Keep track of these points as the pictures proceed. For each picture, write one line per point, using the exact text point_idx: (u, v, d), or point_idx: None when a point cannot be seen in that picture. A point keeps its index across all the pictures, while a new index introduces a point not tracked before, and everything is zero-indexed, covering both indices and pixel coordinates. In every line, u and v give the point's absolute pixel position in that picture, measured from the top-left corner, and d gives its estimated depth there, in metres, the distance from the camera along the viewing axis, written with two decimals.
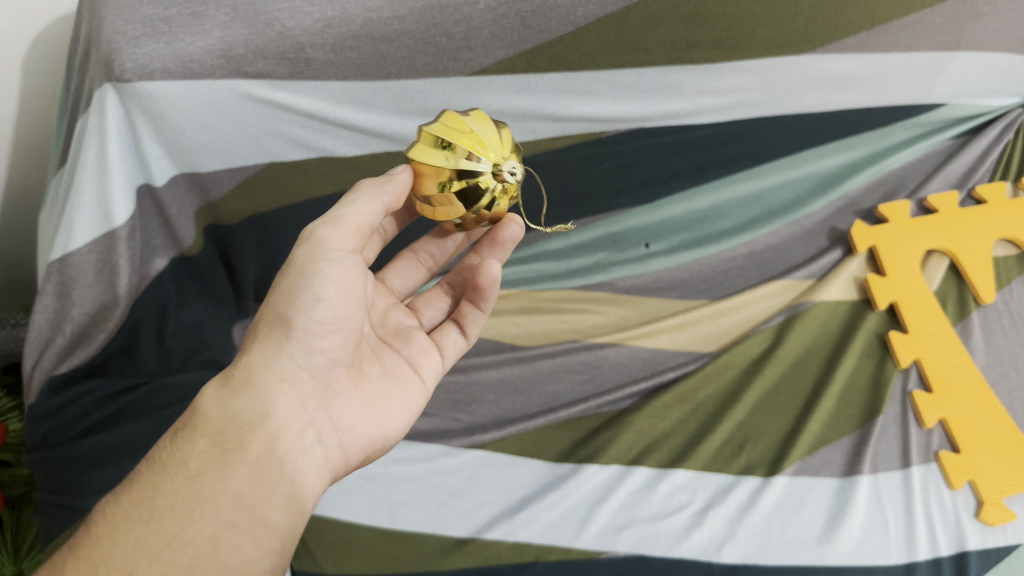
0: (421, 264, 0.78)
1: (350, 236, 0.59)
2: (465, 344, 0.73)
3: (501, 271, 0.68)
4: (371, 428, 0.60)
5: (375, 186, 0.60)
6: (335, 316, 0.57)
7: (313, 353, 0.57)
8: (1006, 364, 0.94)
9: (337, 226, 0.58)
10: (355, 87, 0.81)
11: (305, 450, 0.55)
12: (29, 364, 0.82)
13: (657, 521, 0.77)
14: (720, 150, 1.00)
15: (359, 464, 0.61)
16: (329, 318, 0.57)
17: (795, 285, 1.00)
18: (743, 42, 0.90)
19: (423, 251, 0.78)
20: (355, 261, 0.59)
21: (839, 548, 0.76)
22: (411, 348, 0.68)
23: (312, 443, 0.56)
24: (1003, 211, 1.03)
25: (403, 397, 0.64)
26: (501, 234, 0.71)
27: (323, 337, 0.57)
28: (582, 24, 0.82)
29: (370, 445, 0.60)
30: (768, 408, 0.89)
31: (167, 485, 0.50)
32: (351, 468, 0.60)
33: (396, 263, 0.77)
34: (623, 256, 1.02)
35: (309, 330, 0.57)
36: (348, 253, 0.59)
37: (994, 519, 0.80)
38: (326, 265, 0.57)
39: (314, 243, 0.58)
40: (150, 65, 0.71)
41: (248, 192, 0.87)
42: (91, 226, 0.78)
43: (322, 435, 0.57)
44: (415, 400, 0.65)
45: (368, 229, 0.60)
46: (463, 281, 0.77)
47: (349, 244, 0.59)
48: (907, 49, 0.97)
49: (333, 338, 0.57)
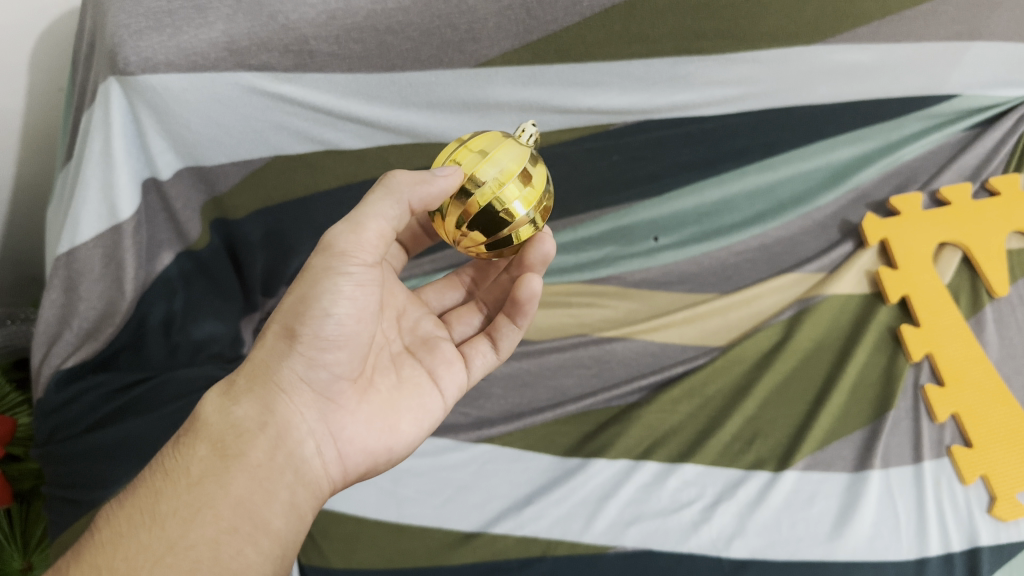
0: (460, 284, 0.78)
1: (370, 245, 0.55)
2: (494, 359, 0.71)
3: (542, 286, 0.67)
4: (374, 442, 0.59)
5: (407, 186, 0.54)
6: (343, 332, 0.55)
7: (317, 366, 0.56)
8: (1020, 359, 0.93)
9: (356, 234, 0.54)
10: (360, 80, 0.80)
11: (305, 461, 0.55)
12: (38, 358, 0.82)
13: (665, 517, 0.77)
14: (729, 143, 0.98)
15: (362, 476, 0.60)
16: (337, 334, 0.55)
17: (806, 278, 0.99)
18: (752, 32, 0.88)
19: (464, 271, 0.79)
20: (371, 274, 0.56)
21: (849, 543, 0.75)
22: (435, 358, 0.67)
23: (310, 454, 0.55)
24: (1017, 204, 1.02)
25: (413, 410, 0.62)
26: (530, 255, 0.69)
27: (328, 351, 0.55)
28: (589, 15, 0.81)
29: (372, 459, 0.59)
30: (779, 402, 0.88)
31: (169, 490, 0.50)
32: (351, 480, 0.59)
33: (435, 282, 0.78)
34: (632, 250, 1.02)
35: (314, 343, 0.55)
36: (366, 266, 0.55)
37: (1007, 514, 0.79)
38: (338, 277, 0.54)
39: (331, 250, 0.55)
40: (153, 58, 0.70)
41: (254, 186, 0.86)
42: (97, 221, 0.78)
43: (322, 447, 0.56)
44: (428, 414, 0.63)
45: (389, 234, 0.56)
46: (498, 300, 0.75)
47: (368, 253, 0.55)
48: (920, 39, 0.96)
49: (339, 352, 0.56)
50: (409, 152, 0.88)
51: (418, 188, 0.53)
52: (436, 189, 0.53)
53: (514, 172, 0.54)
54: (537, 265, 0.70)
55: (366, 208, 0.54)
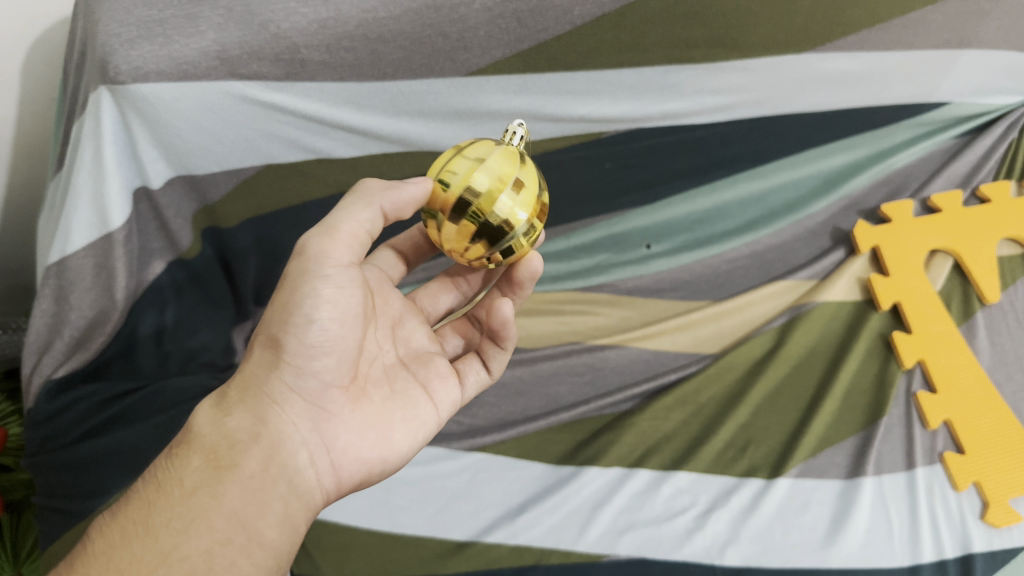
0: (455, 288, 0.77)
1: (344, 247, 0.56)
2: (487, 377, 0.71)
3: (514, 310, 0.63)
4: (368, 451, 0.58)
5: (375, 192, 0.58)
6: (327, 336, 0.55)
7: (305, 374, 0.56)
8: (1011, 365, 0.93)
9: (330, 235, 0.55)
10: (351, 89, 0.80)
11: (298, 472, 0.54)
12: (28, 368, 0.81)
13: (659, 524, 0.77)
14: (721, 151, 0.99)
15: (358, 486, 0.59)
16: (321, 340, 0.55)
17: (798, 285, 0.99)
18: (743, 40, 0.89)
19: (460, 274, 0.77)
20: (349, 274, 0.56)
21: (843, 551, 0.75)
22: (429, 372, 0.66)
23: (303, 465, 0.55)
24: (1007, 211, 1.02)
25: (407, 418, 0.61)
26: (519, 272, 0.67)
27: (315, 358, 0.55)
28: (579, 23, 0.82)
29: (366, 468, 0.58)
30: (771, 410, 0.88)
31: (163, 502, 0.50)
32: (346, 490, 0.58)
33: (430, 284, 0.77)
34: (624, 258, 1.02)
35: (301, 351, 0.55)
36: (343, 267, 0.56)
37: (999, 521, 0.80)
38: (318, 281, 0.55)
39: (308, 256, 0.56)
40: (144, 67, 0.70)
41: (246, 194, 0.86)
42: (88, 230, 0.77)
43: (315, 457, 0.55)
44: (423, 424, 0.62)
45: (364, 238, 0.58)
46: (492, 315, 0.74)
47: (344, 255, 0.56)
48: (910, 47, 0.97)
49: (326, 359, 0.56)
50: (401, 159, 0.88)
51: (387, 193, 0.57)
52: (408, 195, 0.56)
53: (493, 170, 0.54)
54: (525, 282, 0.69)
55: (339, 212, 0.56)
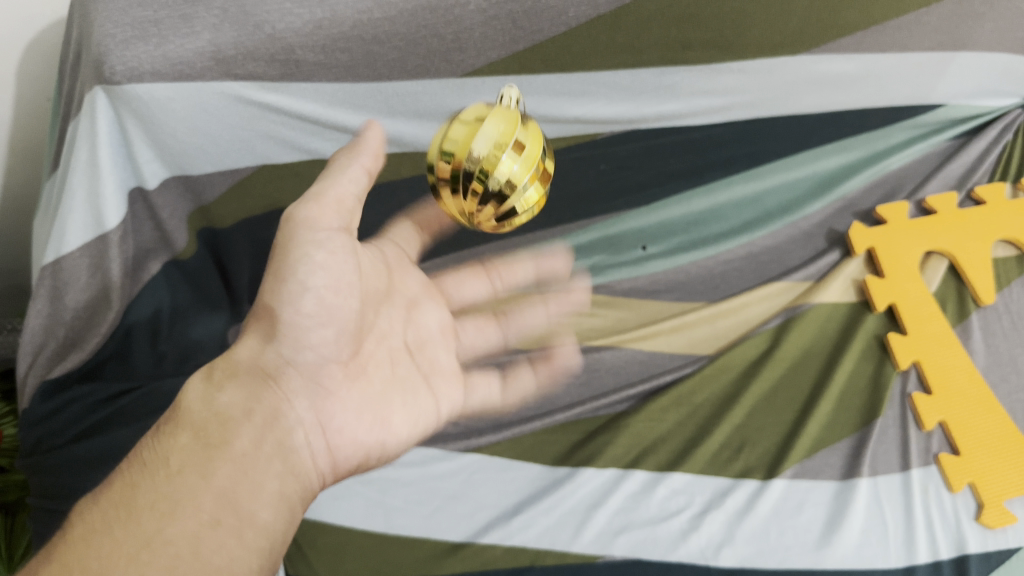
0: (486, 279, 0.86)
1: (334, 212, 0.56)
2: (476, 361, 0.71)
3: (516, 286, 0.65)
4: (365, 434, 0.60)
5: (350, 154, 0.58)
6: (323, 308, 0.56)
7: (302, 349, 0.56)
8: (1006, 366, 0.94)
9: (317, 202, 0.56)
10: (347, 89, 0.79)
11: (295, 450, 0.55)
12: (23, 369, 0.82)
13: (654, 525, 0.78)
14: (716, 153, 0.99)
15: (354, 469, 0.61)
16: (317, 310, 0.56)
17: (793, 286, 0.99)
18: (737, 42, 0.89)
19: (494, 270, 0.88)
20: (341, 241, 0.57)
21: (838, 551, 0.77)
22: (428, 359, 0.68)
23: (299, 444, 0.56)
24: (1002, 213, 1.03)
25: (407, 406, 0.63)
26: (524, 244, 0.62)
27: (312, 332, 0.56)
28: (574, 24, 0.82)
29: (362, 450, 0.59)
30: (766, 411, 0.88)
31: (147, 483, 0.49)
32: (342, 472, 0.60)
33: (462, 274, 0.85)
34: (620, 260, 1.00)
35: (297, 324, 0.56)
36: (332, 232, 0.56)
37: (993, 522, 0.81)
38: (309, 248, 0.55)
39: (298, 222, 0.56)
40: (139, 68, 0.69)
41: (240, 196, 0.84)
42: (83, 230, 0.77)
43: (311, 437, 0.57)
44: (420, 409, 0.64)
45: (353, 205, 0.58)
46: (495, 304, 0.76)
47: (335, 222, 0.57)
48: (903, 49, 0.97)
49: (324, 332, 0.57)
50: (397, 161, 0.86)
51: (358, 151, 0.58)
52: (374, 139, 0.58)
53: (494, 137, 0.54)
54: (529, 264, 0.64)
55: (324, 177, 0.57)
